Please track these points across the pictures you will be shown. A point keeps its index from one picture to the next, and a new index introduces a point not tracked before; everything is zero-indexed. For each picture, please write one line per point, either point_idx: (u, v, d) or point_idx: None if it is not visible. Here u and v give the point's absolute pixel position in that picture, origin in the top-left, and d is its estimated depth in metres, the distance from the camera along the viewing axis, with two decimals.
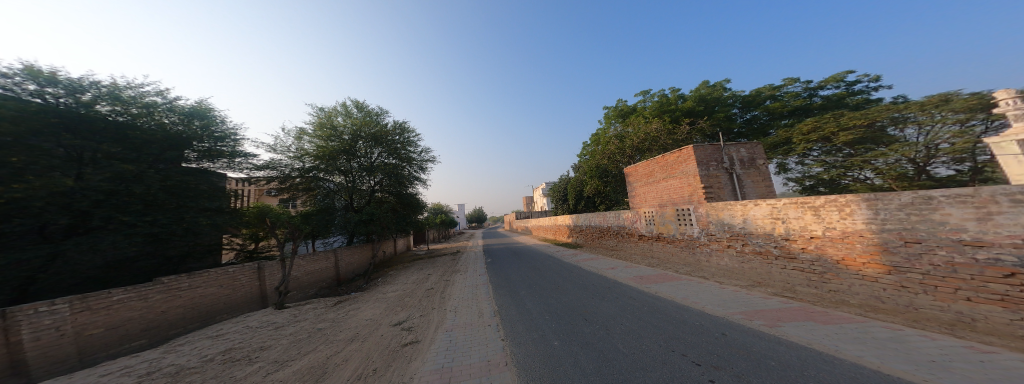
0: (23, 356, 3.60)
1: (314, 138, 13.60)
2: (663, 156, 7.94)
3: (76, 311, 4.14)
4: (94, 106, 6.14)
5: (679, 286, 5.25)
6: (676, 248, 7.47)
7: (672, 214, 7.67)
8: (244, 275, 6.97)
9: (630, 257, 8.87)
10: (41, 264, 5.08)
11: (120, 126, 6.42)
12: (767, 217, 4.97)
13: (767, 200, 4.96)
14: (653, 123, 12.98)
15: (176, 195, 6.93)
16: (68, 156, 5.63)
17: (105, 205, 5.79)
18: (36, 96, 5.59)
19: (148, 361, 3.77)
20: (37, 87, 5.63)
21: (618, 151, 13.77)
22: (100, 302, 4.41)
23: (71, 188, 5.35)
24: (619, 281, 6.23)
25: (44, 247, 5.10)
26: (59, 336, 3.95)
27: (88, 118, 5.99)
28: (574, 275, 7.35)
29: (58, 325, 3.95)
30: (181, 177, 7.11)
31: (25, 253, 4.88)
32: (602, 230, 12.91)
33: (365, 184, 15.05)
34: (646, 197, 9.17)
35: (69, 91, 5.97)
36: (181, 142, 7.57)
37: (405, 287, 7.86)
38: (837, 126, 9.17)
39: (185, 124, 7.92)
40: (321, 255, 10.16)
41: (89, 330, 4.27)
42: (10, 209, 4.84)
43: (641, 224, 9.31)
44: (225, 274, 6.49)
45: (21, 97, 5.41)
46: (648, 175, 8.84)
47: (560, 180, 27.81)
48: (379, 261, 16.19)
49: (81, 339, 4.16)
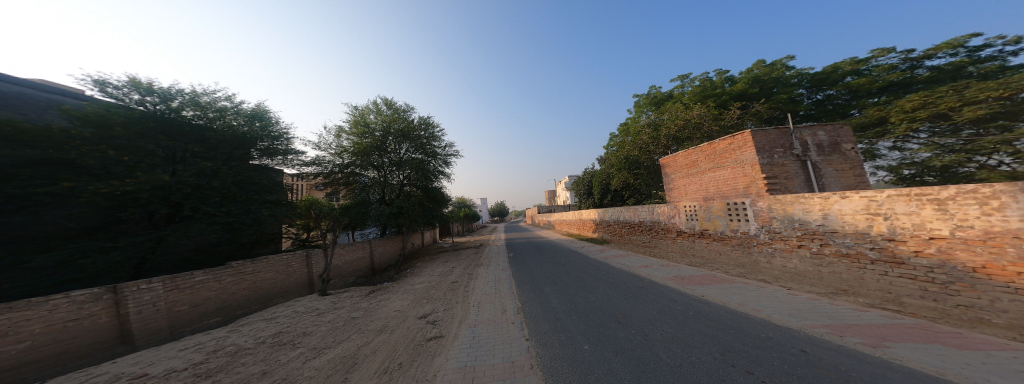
0: (129, 326, 4.09)
1: (351, 135, 14.47)
2: (710, 143, 6.90)
3: (168, 288, 4.57)
4: (181, 112, 6.89)
5: (730, 289, 4.51)
6: (723, 246, 6.55)
7: (720, 208, 6.60)
8: (296, 262, 7.39)
9: (666, 255, 8.04)
10: (149, 247, 5.81)
11: (201, 130, 7.13)
12: (861, 212, 4.03)
13: (862, 192, 3.99)
14: (695, 109, 11.67)
15: (243, 188, 7.54)
16: (165, 155, 6.34)
17: (194, 198, 6.36)
18: (139, 104, 6.43)
19: (215, 339, 4.13)
20: (139, 97, 6.45)
21: (652, 141, 12.66)
22: (185, 282, 4.82)
23: (168, 183, 5.93)
24: (654, 280, 5.60)
25: (149, 233, 5.75)
26: (155, 311, 4.40)
27: (177, 122, 6.75)
28: (603, 273, 6.83)
29: (155, 301, 4.40)
30: (248, 173, 7.84)
31: (135, 238, 5.53)
32: (632, 225, 12.09)
33: (396, 179, 15.72)
34: (687, 190, 8.19)
35: (162, 99, 6.73)
36: (249, 142, 8.30)
37: (431, 279, 7.93)
38: (957, 100, 7.27)
39: (251, 125, 8.66)
40: (359, 246, 10.71)
41: (178, 306, 4.71)
42: (124, 200, 5.47)
43: (678, 220, 8.39)
44: (281, 260, 6.91)
45: (130, 107, 6.25)
46: (691, 166, 7.86)
47: (585, 174, 26.72)
48: (409, 252, 16.81)
49: (171, 314, 4.59)
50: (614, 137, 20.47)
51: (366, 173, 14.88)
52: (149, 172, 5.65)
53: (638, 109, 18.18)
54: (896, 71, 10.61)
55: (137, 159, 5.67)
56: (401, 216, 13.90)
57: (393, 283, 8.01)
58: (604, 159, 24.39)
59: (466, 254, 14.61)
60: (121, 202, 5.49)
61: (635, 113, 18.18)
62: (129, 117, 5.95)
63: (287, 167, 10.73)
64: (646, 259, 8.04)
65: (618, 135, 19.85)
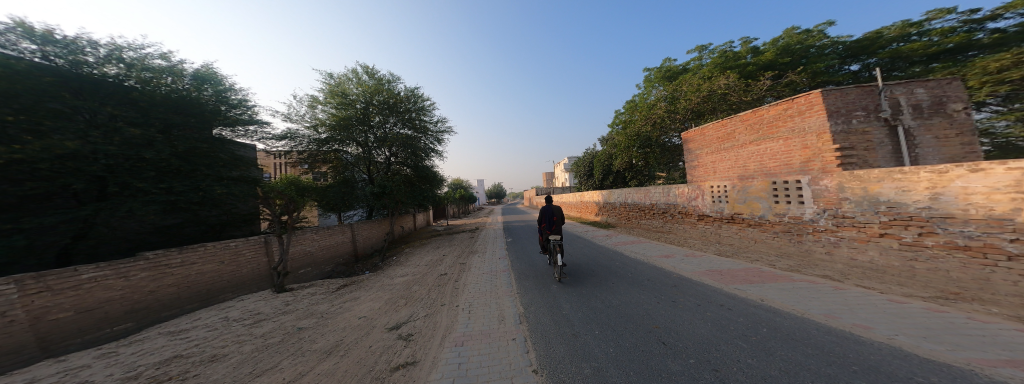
0: None
1: (329, 106, 12.94)
2: (756, 111, 5.85)
3: (30, 292, 3.25)
4: (99, 69, 5.41)
5: (793, 291, 3.48)
6: (765, 234, 5.58)
7: (763, 188, 5.59)
8: (249, 250, 6.18)
9: (685, 243, 7.02)
10: (75, 232, 4.72)
11: (129, 91, 5.70)
12: (1004, 191, 2.95)
13: (1011, 162, 2.87)
14: (721, 78, 10.31)
15: (193, 160, 6.25)
16: (86, 120, 4.99)
17: (121, 171, 5.10)
18: (38, 58, 4.88)
19: (66, 372, 2.73)
20: (35, 48, 4.88)
21: (668, 114, 11.40)
22: (64, 283, 3.54)
23: (82, 151, 4.62)
24: (685, 275, 4.56)
25: (69, 213, 4.59)
26: (7, 324, 3.07)
27: (93, 82, 5.30)
28: (618, 266, 5.88)
29: (4, 310, 3.06)
30: (195, 144, 6.38)
31: (49, 217, 4.38)
32: (641, 208, 11.18)
33: (381, 156, 14.52)
34: (713, 167, 7.20)
35: (70, 52, 5.21)
36: (200, 110, 6.83)
37: (414, 270, 6.95)
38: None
39: (198, 89, 7.09)
40: (336, 229, 9.57)
41: (54, 314, 3.44)
42: (15, 173, 4.18)
43: (704, 202, 7.29)
44: (227, 248, 5.70)
45: (22, 58, 4.69)
46: (722, 139, 6.77)
47: (585, 155, 25.44)
48: (398, 237, 15.77)
49: (42, 326, 3.32)
50: (620, 114, 19.04)
51: (349, 149, 13.56)
52: (43, 137, 4.31)
53: (649, 83, 16.71)
54: (954, 35, 9.39)
55: (29, 120, 4.29)
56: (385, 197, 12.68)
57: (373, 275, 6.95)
58: (608, 138, 23.02)
59: (460, 238, 13.62)
60: (12, 176, 4.17)
61: (645, 89, 16.69)
62: (12, 69, 4.37)
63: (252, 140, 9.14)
64: (662, 247, 7.05)
65: (624, 112, 18.51)
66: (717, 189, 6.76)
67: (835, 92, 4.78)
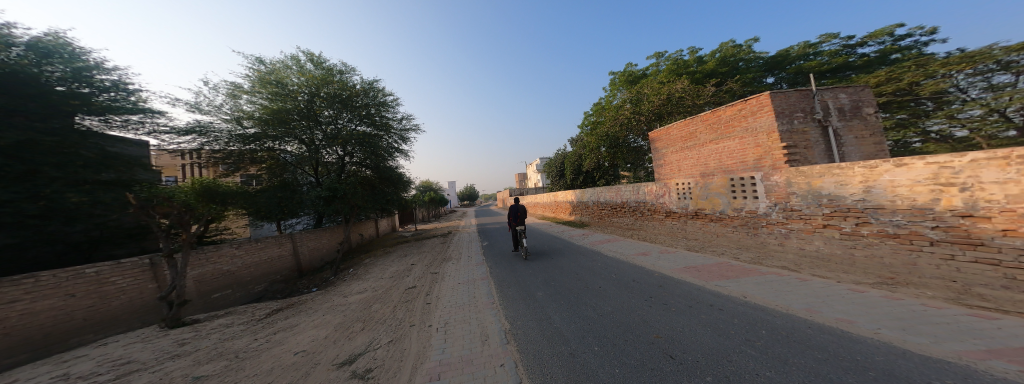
0: None
1: (258, 97, 10.87)
2: (714, 111, 6.54)
3: None
4: None
5: (768, 284, 3.63)
6: (726, 228, 6.20)
7: (722, 185, 6.30)
8: (120, 277, 4.73)
9: (656, 239, 7.52)
10: None
11: None
12: (925, 183, 3.40)
13: (935, 157, 3.30)
14: (677, 83, 11.20)
15: (32, 157, 4.99)
16: None
17: None
18: None
19: None
20: None
21: (633, 116, 11.99)
22: None
23: None
24: (668, 274, 4.66)
25: None
26: None
27: None
28: (603, 268, 5.75)
29: None
30: (38, 137, 5.06)
31: None
32: (613, 206, 11.60)
33: (331, 156, 12.57)
34: (678, 165, 7.89)
35: None
36: (47, 92, 5.47)
37: (371, 286, 6.04)
38: (921, 74, 8.10)
39: (43, 66, 5.70)
40: (272, 241, 8.08)
41: None
42: None
43: (671, 199, 7.98)
44: (81, 277, 4.26)
45: None
46: (687, 139, 7.46)
47: (557, 155, 25.78)
48: (356, 246, 14.13)
49: None
50: (589, 115, 19.67)
51: (283, 146, 11.57)
52: None
53: (613, 86, 17.64)
54: (839, 56, 11.31)
55: None
56: (337, 201, 11.05)
57: (318, 293, 5.86)
58: (578, 139, 23.55)
59: (428, 245, 12.49)
60: None
61: (609, 91, 17.60)
62: None
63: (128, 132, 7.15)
64: (638, 244, 7.31)
65: (592, 113, 19.15)
66: (683, 185, 7.50)
67: (777, 95, 5.42)
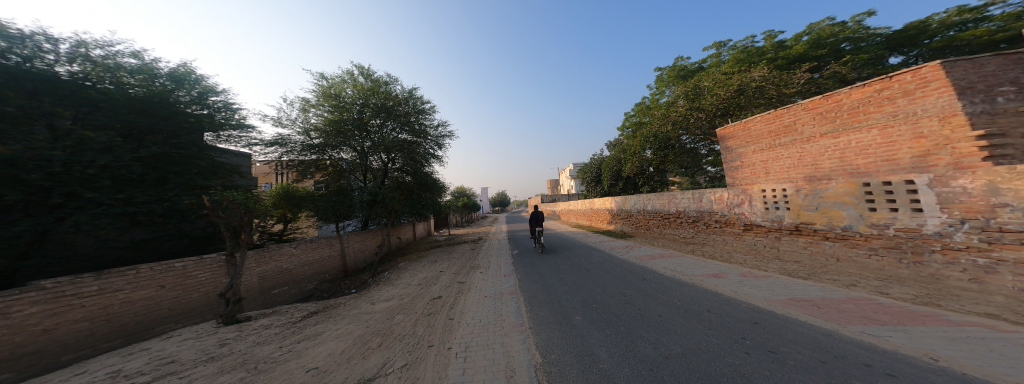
0: None
1: (321, 110, 12.38)
2: (835, 94, 5.08)
3: None
4: (65, 72, 5.20)
5: (953, 338, 2.25)
6: (858, 251, 4.61)
7: (852, 191, 4.77)
8: (202, 272, 5.08)
9: (731, 258, 6.00)
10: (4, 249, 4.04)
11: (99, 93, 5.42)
12: None
13: None
14: (754, 71, 9.33)
15: (163, 166, 5.91)
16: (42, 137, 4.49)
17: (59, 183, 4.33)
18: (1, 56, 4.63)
19: None
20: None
21: (690, 113, 10.30)
22: None
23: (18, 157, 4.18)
24: (757, 306, 3.43)
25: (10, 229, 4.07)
26: None
27: (59, 84, 5.06)
28: (658, 290, 4.59)
29: None
30: (162, 147, 5.92)
31: None
32: (663, 217, 10.08)
33: (378, 162, 13.81)
34: (761, 165, 6.36)
35: (34, 53, 4.96)
36: (177, 113, 6.52)
37: (398, 294, 5.85)
38: None
39: (178, 92, 6.81)
40: (322, 242, 8.71)
41: None
42: None
43: (755, 210, 6.38)
44: (170, 271, 4.61)
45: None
46: (779, 133, 5.99)
47: (592, 161, 24.28)
48: (396, 248, 14.88)
49: None
50: (632, 116, 18.00)
51: (339, 154, 13.00)
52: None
53: (661, 85, 15.86)
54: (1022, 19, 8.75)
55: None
56: (377, 205, 11.87)
57: (352, 297, 5.92)
58: (616, 142, 21.91)
59: (459, 250, 12.47)
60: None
61: (658, 90, 16.02)
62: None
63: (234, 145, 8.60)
64: (696, 264, 5.96)
65: (635, 114, 17.51)
66: (776, 192, 6.01)
67: (963, 63, 3.74)
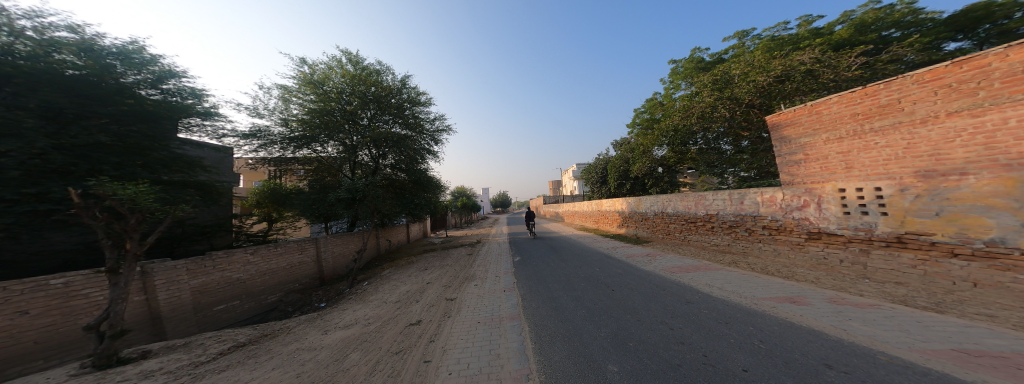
0: None
1: (304, 99, 11.16)
2: (975, 58, 3.85)
3: None
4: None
5: None
6: (1017, 276, 3.42)
7: (1010, 191, 3.50)
8: (97, 289, 4.13)
9: (795, 275, 4.67)
10: None
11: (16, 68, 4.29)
12: None
13: None
14: (800, 52, 8.38)
15: (99, 156, 4.75)
16: None
17: None
18: None
19: None
20: None
21: (716, 103, 9.28)
22: None
23: None
24: (885, 349, 2.19)
25: None
26: None
27: None
28: (718, 321, 3.19)
29: None
30: (105, 137, 4.86)
31: None
32: (688, 221, 9.00)
33: (367, 157, 12.77)
34: (839, 161, 5.36)
35: None
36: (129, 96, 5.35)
37: (363, 319, 4.81)
38: None
39: (134, 71, 5.64)
40: (292, 247, 8.06)
41: None
42: None
43: (829, 215, 5.37)
44: (43, 290, 3.60)
45: None
46: (876, 115, 4.87)
47: (597, 160, 23.10)
48: (383, 251, 13.68)
49: None
50: (642, 112, 16.74)
51: (320, 147, 11.67)
52: None
53: (678, 77, 14.89)
54: None
55: None
56: (360, 205, 10.63)
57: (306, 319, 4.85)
58: (624, 141, 20.67)
59: (454, 256, 11.09)
60: None
61: (673, 83, 15.12)
62: None
63: (196, 135, 7.31)
64: (744, 281, 4.65)
65: (645, 109, 16.31)
66: (866, 187, 4.91)
67: None
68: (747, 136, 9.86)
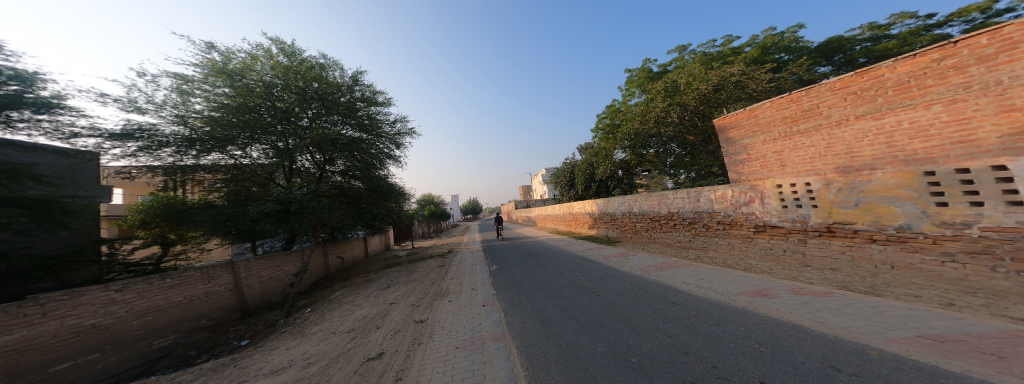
0: None
1: (213, 91, 9.06)
2: (869, 70, 4.89)
3: None
4: None
5: None
6: (924, 257, 4.27)
7: (908, 183, 4.46)
8: None
9: (753, 267, 5.17)
10: None
11: None
12: None
13: None
14: (731, 66, 9.76)
15: None
16: None
17: None
18: None
19: None
20: None
21: (666, 110, 10.34)
22: None
23: None
24: (873, 345, 2.33)
25: None
26: None
27: None
28: (708, 322, 3.39)
29: None
30: None
31: None
32: (655, 220, 9.88)
33: (310, 163, 11.15)
34: (772, 157, 6.44)
35: None
36: None
37: (300, 358, 3.84)
38: None
39: None
40: (193, 276, 6.42)
41: None
42: None
43: (771, 208, 6.33)
44: None
45: None
46: (801, 118, 5.91)
47: (564, 165, 23.92)
48: (334, 271, 11.94)
49: None
50: (604, 118, 17.66)
51: (241, 151, 9.70)
52: None
53: (633, 86, 16.09)
54: (918, 35, 10.64)
55: None
56: (296, 219, 8.93)
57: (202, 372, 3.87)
58: (588, 146, 21.76)
59: (422, 269, 10.07)
60: None
61: (627, 91, 16.45)
62: None
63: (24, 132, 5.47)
64: (715, 276, 4.99)
65: (606, 115, 17.37)
66: (797, 182, 5.93)
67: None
68: (694, 138, 10.82)
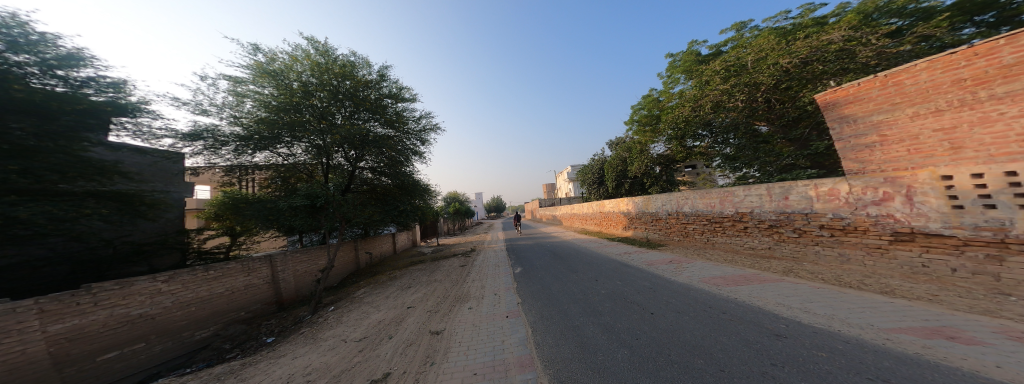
0: None
1: (258, 90, 9.56)
2: None
3: None
4: None
5: None
6: None
7: None
8: None
9: (897, 290, 3.55)
10: None
11: None
12: None
13: None
14: (830, 30, 7.64)
15: None
16: None
17: None
18: None
19: None
20: None
21: (729, 91, 8.91)
22: None
23: None
24: None
25: None
26: None
27: None
28: (847, 371, 1.98)
29: None
30: None
31: None
32: (714, 222, 8.27)
33: (343, 159, 11.13)
34: (938, 141, 4.57)
35: None
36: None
37: (300, 373, 3.34)
38: None
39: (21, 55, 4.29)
40: (234, 268, 6.55)
41: None
42: None
43: (928, 210, 4.40)
44: None
45: None
46: (998, 78, 4.03)
47: (592, 161, 22.20)
48: (364, 266, 12.08)
49: None
50: (639, 108, 15.78)
51: (286, 148, 10.17)
52: None
53: (677, 71, 14.16)
54: None
55: None
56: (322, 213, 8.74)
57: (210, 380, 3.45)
58: (620, 140, 19.96)
59: (444, 268, 9.58)
60: None
61: (671, 77, 14.55)
62: None
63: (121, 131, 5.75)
64: (830, 299, 3.43)
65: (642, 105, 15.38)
66: (988, 173, 3.98)
67: None
68: (767, 124, 9.22)
